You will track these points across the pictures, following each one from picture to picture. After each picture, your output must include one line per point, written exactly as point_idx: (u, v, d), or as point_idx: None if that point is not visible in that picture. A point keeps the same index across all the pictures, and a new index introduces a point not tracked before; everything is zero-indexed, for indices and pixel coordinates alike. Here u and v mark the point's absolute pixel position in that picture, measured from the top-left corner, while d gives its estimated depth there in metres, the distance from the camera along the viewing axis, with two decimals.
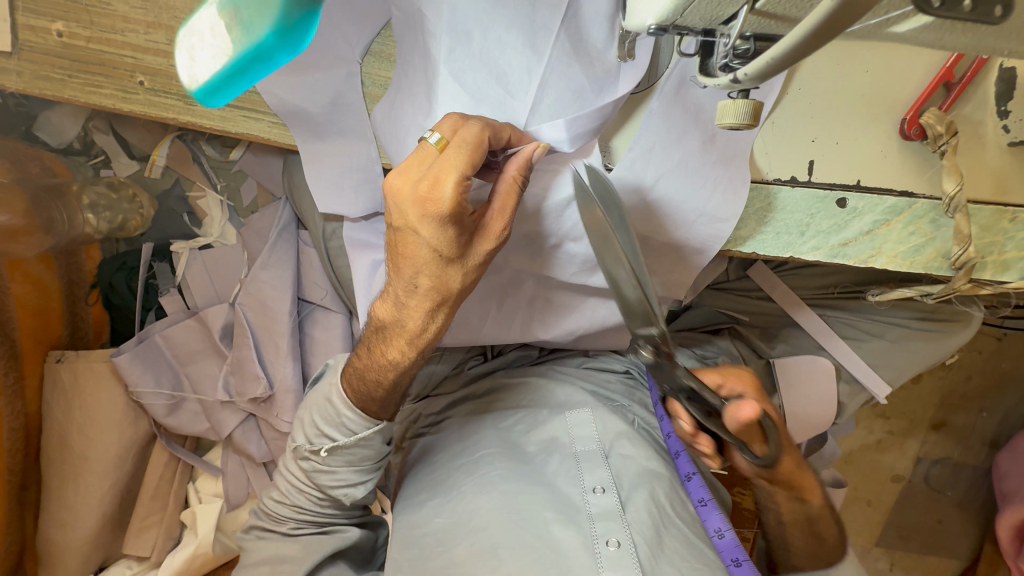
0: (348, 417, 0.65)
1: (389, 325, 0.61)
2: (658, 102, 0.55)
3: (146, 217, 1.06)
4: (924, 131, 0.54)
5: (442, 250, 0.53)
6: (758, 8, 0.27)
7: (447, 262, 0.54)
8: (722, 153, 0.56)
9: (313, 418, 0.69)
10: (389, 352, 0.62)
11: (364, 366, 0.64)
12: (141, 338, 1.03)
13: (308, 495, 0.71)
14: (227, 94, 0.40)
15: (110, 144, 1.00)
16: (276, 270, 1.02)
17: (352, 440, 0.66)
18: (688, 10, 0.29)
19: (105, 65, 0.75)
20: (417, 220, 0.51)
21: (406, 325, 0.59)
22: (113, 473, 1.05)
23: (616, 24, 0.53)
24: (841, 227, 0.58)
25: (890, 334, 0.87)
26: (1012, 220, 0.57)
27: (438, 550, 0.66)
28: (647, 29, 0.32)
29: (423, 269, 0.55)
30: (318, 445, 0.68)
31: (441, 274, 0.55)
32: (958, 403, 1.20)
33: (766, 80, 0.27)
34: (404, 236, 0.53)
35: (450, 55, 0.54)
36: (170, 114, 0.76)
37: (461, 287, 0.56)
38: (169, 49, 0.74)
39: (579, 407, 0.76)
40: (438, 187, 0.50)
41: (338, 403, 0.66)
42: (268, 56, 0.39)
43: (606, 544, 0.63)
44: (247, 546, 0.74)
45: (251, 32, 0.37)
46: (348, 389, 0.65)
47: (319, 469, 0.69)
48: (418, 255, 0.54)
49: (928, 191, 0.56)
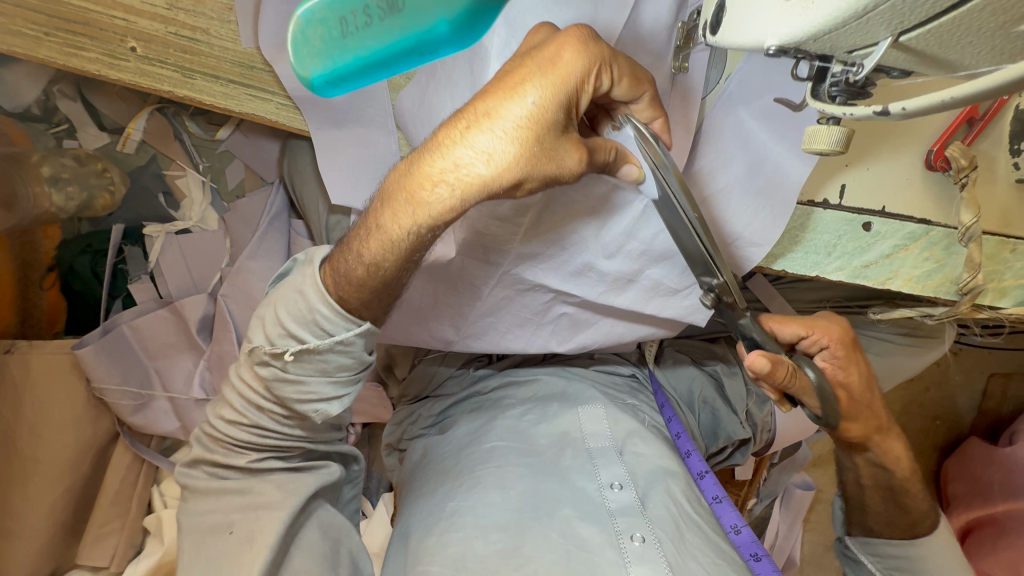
0: (322, 313, 0.54)
1: (401, 185, 0.51)
2: (706, 127, 0.56)
3: (116, 195, 0.97)
4: (949, 163, 0.56)
5: (516, 124, 0.47)
6: (902, 41, 0.26)
7: (510, 131, 0.47)
8: (768, 182, 0.56)
9: (277, 314, 0.57)
10: (393, 222, 0.51)
11: (363, 230, 0.54)
12: (107, 328, 0.94)
13: (270, 412, 0.61)
14: (368, 76, 0.42)
15: (76, 112, 0.90)
16: (266, 260, 0.96)
17: (325, 341, 0.55)
18: (825, 37, 0.27)
19: (92, 26, 0.67)
20: (524, 73, 0.47)
21: (417, 181, 0.50)
22: (68, 477, 0.95)
23: (673, 33, 0.53)
24: (865, 249, 0.60)
25: (876, 348, 0.90)
26: (1013, 251, 0.61)
27: (454, 535, 0.62)
28: (765, 50, 0.30)
29: (482, 127, 0.48)
30: (283, 346, 0.56)
31: (496, 142, 0.47)
32: (916, 412, 1.29)
33: (929, 116, 0.27)
34: (495, 86, 0.48)
35: (502, 45, 0.54)
36: (165, 86, 0.70)
37: (507, 177, 0.48)
38: (168, 14, 0.67)
39: (591, 403, 0.76)
40: (569, 62, 0.46)
41: (311, 295, 0.54)
42: (431, 46, 0.40)
43: (631, 539, 0.60)
44: (197, 484, 0.64)
45: (418, 21, 0.38)
46: (326, 277, 0.55)
47: (280, 379, 0.58)
48: (491, 110, 0.47)
49: (945, 219, 0.59)
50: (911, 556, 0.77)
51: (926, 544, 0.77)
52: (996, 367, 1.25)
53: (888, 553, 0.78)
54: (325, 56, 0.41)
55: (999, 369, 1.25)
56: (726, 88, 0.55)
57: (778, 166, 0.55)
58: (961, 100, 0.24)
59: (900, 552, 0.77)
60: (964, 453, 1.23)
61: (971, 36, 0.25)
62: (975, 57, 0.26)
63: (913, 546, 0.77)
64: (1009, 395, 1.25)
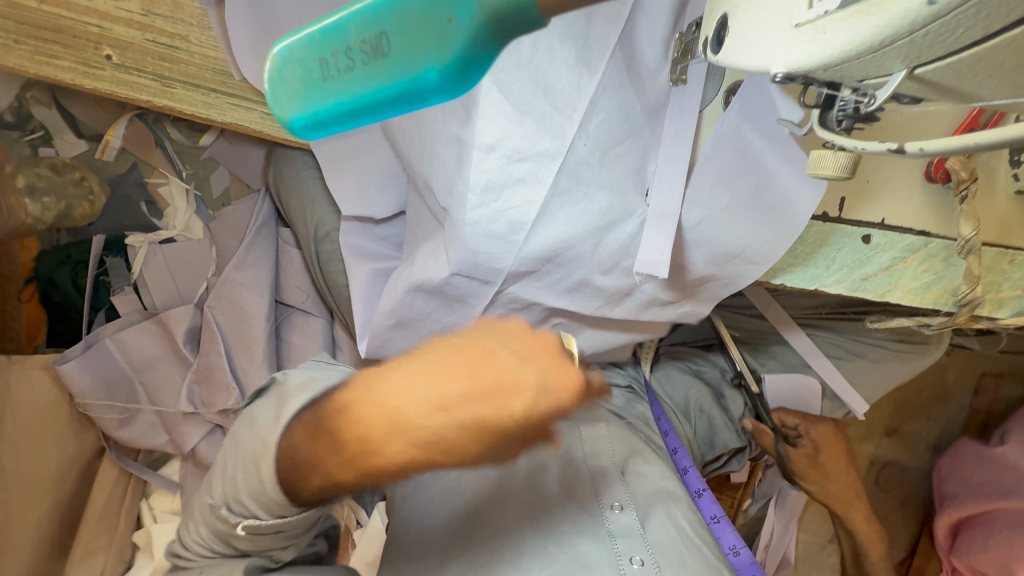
0: (274, 502, 0.49)
1: (334, 416, 0.44)
2: (711, 144, 0.53)
3: (96, 204, 0.93)
4: (949, 176, 0.56)
5: (483, 403, 0.41)
6: (918, 74, 0.25)
7: (481, 398, 0.41)
8: (773, 204, 0.54)
9: (231, 482, 0.52)
10: (323, 456, 0.44)
11: (302, 446, 0.46)
12: (90, 342, 0.91)
13: (227, 556, 0.56)
14: (344, 126, 0.31)
15: (52, 119, 0.87)
16: (254, 271, 0.93)
17: (281, 520, 0.51)
18: (837, 67, 0.26)
19: (64, 33, 0.64)
20: (493, 355, 0.42)
21: (359, 414, 0.43)
22: (52, 495, 0.93)
23: (671, 44, 0.51)
24: (864, 261, 0.60)
25: (871, 354, 0.88)
26: (1011, 261, 0.60)
27: (455, 554, 0.62)
28: (771, 77, 0.28)
29: (426, 386, 0.41)
30: (237, 518, 0.52)
31: (441, 412, 0.41)
32: (907, 411, 1.31)
33: (945, 154, 0.28)
34: (452, 351, 0.43)
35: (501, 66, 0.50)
36: (145, 97, 0.67)
37: (456, 446, 0.41)
38: (144, 20, 0.64)
39: (595, 422, 0.74)
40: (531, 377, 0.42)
41: (261, 479, 0.48)
42: (419, 98, 0.28)
43: (631, 561, 0.60)
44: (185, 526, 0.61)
45: (403, 67, 0.27)
46: (282, 451, 0.47)
47: (234, 534, 0.53)
48: (444, 378, 0.41)
49: (945, 231, 0.58)
50: None
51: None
52: (987, 366, 1.26)
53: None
54: (294, 103, 0.31)
55: (990, 369, 1.26)
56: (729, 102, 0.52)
57: (780, 186, 0.53)
58: (984, 147, 0.26)
59: None
60: (958, 456, 1.22)
61: (991, 70, 0.24)
62: (991, 91, 0.26)
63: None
64: (999, 394, 1.25)
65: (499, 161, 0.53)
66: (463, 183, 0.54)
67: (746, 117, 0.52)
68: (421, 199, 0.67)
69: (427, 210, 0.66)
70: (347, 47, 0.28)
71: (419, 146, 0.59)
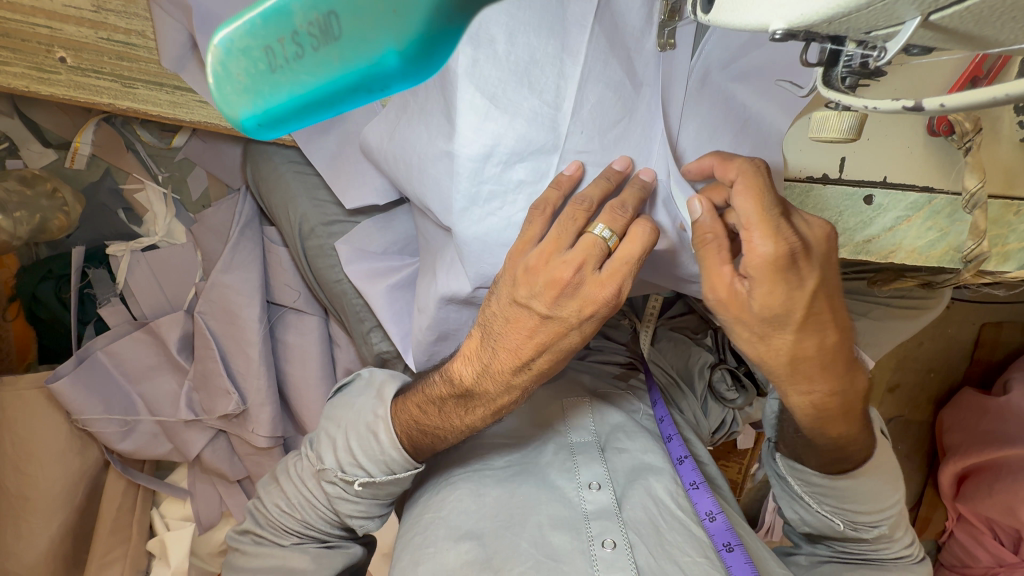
0: (392, 457, 0.64)
1: (474, 394, 0.59)
2: (687, 98, 0.52)
3: (72, 216, 0.90)
4: (952, 128, 0.54)
5: (588, 313, 0.51)
6: (933, 20, 0.23)
7: (547, 344, 0.53)
8: (756, 140, 0.54)
9: (347, 443, 0.66)
10: (458, 419, 0.61)
11: (434, 424, 0.62)
12: (81, 357, 0.89)
13: (321, 514, 0.69)
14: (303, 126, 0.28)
15: (13, 128, 0.84)
16: (242, 272, 0.90)
17: (389, 478, 0.65)
18: (844, 20, 0.24)
19: (11, 37, 0.61)
20: (583, 319, 0.52)
21: (492, 388, 0.58)
22: (61, 511, 0.92)
23: (654, 7, 0.49)
24: (866, 223, 0.58)
25: (873, 312, 0.85)
26: (1017, 213, 0.58)
27: (428, 551, 0.61)
28: (771, 34, 0.26)
29: (546, 353, 0.54)
30: (353, 476, 0.65)
31: (554, 363, 0.56)
32: (910, 366, 1.29)
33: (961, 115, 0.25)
34: (519, 315, 0.52)
35: (474, 64, 0.48)
36: (104, 99, 0.66)
37: (556, 367, 0.57)
38: (95, 17, 0.62)
39: (578, 396, 0.74)
40: (597, 293, 0.50)
41: (384, 440, 0.63)
42: (380, 84, 0.25)
43: (602, 545, 0.60)
44: (245, 550, 0.71)
45: (358, 51, 0.24)
46: (399, 433, 0.64)
47: (343, 497, 0.67)
48: (552, 343, 0.54)
49: (947, 185, 0.56)
50: (839, 487, 0.68)
51: (860, 479, 0.67)
52: (988, 316, 1.25)
53: (816, 482, 0.69)
54: (241, 100, 0.26)
55: (991, 319, 1.25)
56: (697, 58, 0.51)
57: (764, 119, 0.54)
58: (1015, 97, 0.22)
59: (832, 483, 0.68)
60: (958, 405, 1.22)
61: (1014, 12, 0.22)
62: (1004, 31, 0.24)
63: (849, 478, 0.67)
64: (999, 342, 1.25)
65: (494, 167, 0.52)
66: (458, 197, 0.53)
67: (715, 53, 0.51)
68: (422, 215, 0.66)
69: (431, 224, 0.64)
70: (293, 32, 0.24)
71: (406, 167, 0.59)
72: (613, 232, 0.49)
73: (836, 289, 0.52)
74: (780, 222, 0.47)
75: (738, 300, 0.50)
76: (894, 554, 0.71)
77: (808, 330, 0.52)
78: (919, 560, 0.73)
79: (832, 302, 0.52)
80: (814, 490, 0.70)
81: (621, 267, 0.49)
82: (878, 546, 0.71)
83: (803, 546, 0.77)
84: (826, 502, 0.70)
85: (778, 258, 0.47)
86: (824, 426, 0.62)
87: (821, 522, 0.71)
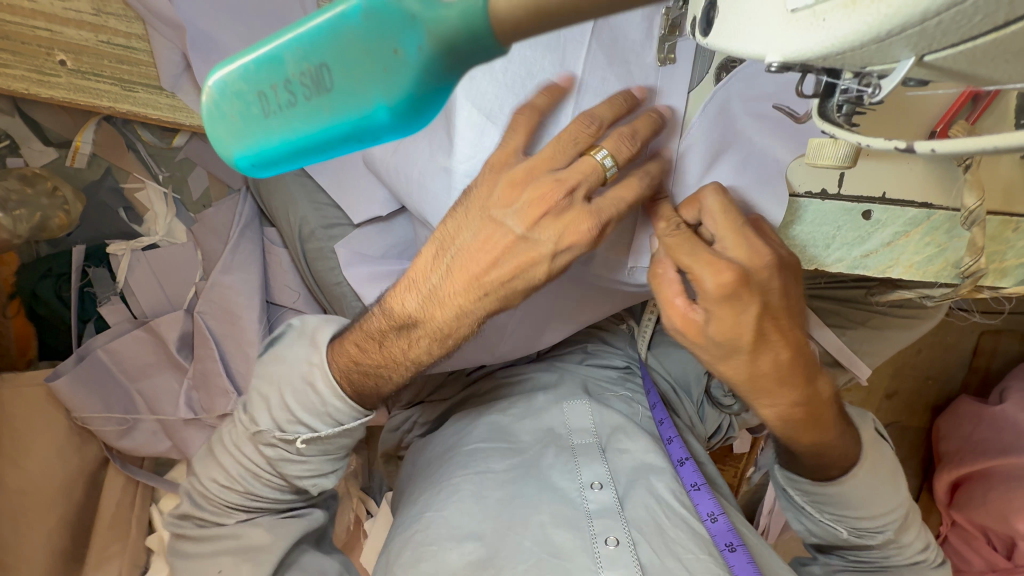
0: (335, 407, 0.60)
1: (413, 322, 0.56)
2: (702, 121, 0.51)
3: (73, 214, 0.90)
4: None
5: (564, 242, 0.49)
6: (928, 62, 0.23)
7: (516, 269, 0.51)
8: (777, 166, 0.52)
9: (282, 400, 0.62)
10: (402, 349, 0.58)
11: (376, 358, 0.59)
12: (81, 355, 0.90)
13: (267, 482, 0.65)
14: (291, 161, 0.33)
15: (14, 127, 0.84)
16: (241, 273, 0.91)
17: (336, 430, 0.62)
18: (840, 57, 0.24)
19: (11, 40, 0.65)
20: (554, 248, 0.50)
21: (435, 312, 0.54)
22: (60, 506, 0.93)
23: (654, 23, 0.50)
24: (864, 239, 0.58)
25: (870, 322, 0.85)
26: (1015, 229, 0.58)
27: (430, 551, 0.61)
28: (766, 65, 0.26)
29: (504, 279, 0.52)
30: (293, 434, 0.61)
31: (510, 295, 0.53)
32: (907, 373, 1.29)
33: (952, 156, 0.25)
34: (491, 233, 0.50)
35: (472, 80, 0.50)
36: (104, 101, 0.70)
37: (512, 298, 0.53)
38: (96, 21, 0.66)
39: (574, 396, 0.75)
40: (574, 224, 0.48)
41: (323, 391, 0.60)
42: (372, 134, 0.30)
43: (606, 543, 0.60)
44: (191, 535, 0.66)
45: (349, 104, 0.28)
46: (343, 367, 0.60)
47: (287, 459, 0.63)
48: (516, 271, 0.51)
49: (946, 202, 0.56)
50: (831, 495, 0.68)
51: (847, 485, 0.67)
52: (986, 326, 1.25)
53: (809, 489, 0.69)
54: (236, 139, 0.32)
55: (988, 328, 1.25)
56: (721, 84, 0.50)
57: None
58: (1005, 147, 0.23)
59: (823, 490, 0.68)
60: (955, 413, 1.22)
61: (1010, 53, 0.23)
62: (996, 70, 0.24)
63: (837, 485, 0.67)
64: (997, 351, 1.26)
65: None
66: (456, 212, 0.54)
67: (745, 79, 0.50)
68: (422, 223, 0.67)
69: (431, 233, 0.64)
70: (286, 80, 0.29)
71: (406, 180, 0.59)
72: (614, 160, 0.47)
73: (790, 306, 0.52)
74: (715, 253, 0.48)
75: (694, 325, 0.51)
76: (905, 558, 0.72)
77: (760, 349, 0.52)
78: (934, 563, 0.73)
79: (791, 316, 0.53)
80: (814, 499, 0.70)
81: (610, 203, 0.48)
82: (889, 554, 0.71)
83: (819, 557, 0.77)
84: (826, 510, 0.70)
85: (721, 290, 0.47)
86: (793, 437, 0.63)
87: (825, 530, 0.72)
